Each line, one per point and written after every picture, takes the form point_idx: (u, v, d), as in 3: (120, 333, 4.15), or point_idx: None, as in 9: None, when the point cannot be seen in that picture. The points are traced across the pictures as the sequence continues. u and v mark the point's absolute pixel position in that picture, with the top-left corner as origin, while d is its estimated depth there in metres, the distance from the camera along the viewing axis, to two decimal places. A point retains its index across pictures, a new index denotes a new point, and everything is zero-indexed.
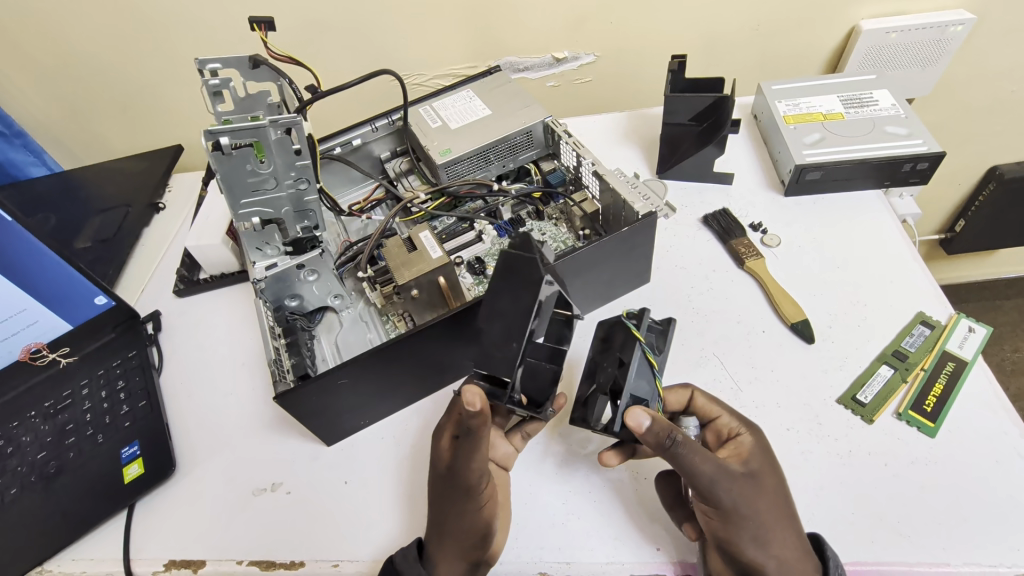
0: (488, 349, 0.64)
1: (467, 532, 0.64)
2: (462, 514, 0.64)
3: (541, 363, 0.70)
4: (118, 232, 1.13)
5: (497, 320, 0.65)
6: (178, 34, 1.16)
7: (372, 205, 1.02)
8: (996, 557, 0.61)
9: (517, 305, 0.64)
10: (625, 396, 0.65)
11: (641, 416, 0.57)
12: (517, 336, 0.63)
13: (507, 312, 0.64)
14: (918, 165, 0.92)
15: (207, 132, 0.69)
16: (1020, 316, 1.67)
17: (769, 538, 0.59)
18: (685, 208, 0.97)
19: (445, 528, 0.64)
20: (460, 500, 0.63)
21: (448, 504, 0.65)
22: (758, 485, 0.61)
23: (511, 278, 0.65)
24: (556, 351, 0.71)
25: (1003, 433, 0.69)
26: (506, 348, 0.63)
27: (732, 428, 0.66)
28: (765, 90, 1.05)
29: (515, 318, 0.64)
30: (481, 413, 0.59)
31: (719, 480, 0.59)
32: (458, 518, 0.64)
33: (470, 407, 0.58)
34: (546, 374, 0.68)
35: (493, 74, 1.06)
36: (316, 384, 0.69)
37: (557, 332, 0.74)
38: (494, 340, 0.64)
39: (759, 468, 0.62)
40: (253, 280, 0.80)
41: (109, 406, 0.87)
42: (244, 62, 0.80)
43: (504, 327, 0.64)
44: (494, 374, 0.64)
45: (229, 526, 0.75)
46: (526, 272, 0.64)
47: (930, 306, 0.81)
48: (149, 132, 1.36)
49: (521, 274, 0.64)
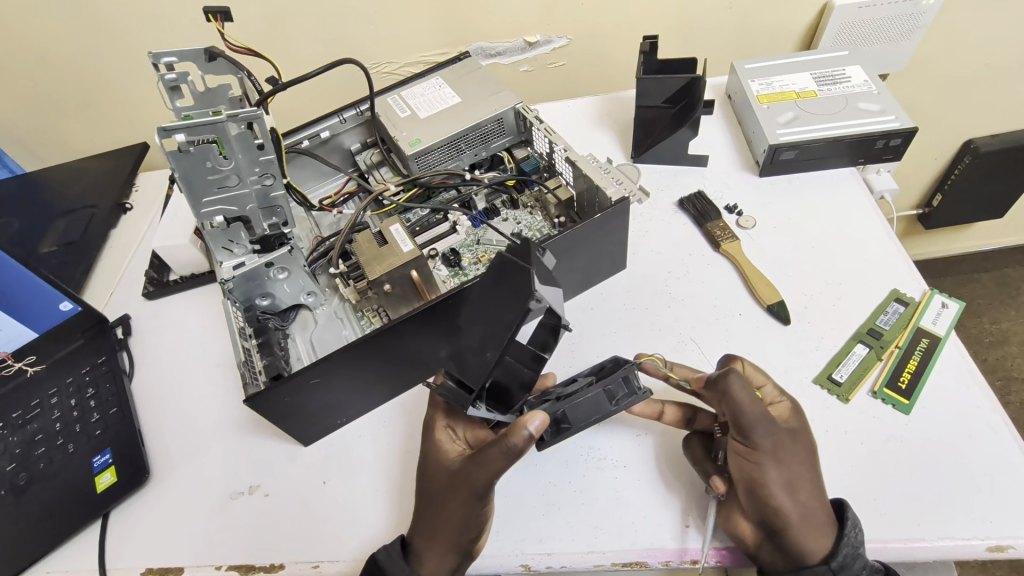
0: (465, 355, 0.66)
1: (466, 528, 0.64)
2: (470, 511, 0.63)
3: (521, 366, 0.69)
4: (84, 235, 1.10)
5: (480, 324, 0.65)
6: (134, 27, 1.12)
7: (344, 199, 1.00)
8: (968, 531, 0.61)
9: (500, 315, 0.63)
10: (560, 408, 0.68)
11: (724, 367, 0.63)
12: (494, 347, 0.63)
13: (490, 320, 0.64)
14: (891, 141, 0.92)
15: (162, 129, 0.66)
16: (997, 288, 1.69)
17: (794, 488, 0.61)
18: (660, 192, 0.97)
19: (444, 523, 0.64)
20: (468, 499, 0.63)
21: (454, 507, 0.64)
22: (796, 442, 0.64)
23: (502, 285, 0.63)
24: (535, 358, 0.68)
25: (976, 407, 0.70)
26: (481, 357, 0.64)
27: (774, 398, 0.68)
28: (738, 70, 1.03)
29: (496, 328, 0.63)
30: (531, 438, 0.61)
31: (762, 421, 0.62)
32: (462, 515, 0.63)
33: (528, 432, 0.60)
34: (521, 378, 0.69)
35: (462, 61, 1.04)
36: (288, 385, 0.68)
37: (542, 337, 0.69)
38: (473, 347, 0.65)
39: (800, 428, 0.65)
40: (220, 280, 0.77)
41: (79, 414, 0.85)
42: (200, 55, 0.77)
43: (484, 336, 0.64)
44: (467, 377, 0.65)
45: (208, 532, 0.74)
46: (517, 283, 0.62)
47: (905, 283, 0.81)
48: (112, 130, 1.31)
49: (513, 282, 0.62)
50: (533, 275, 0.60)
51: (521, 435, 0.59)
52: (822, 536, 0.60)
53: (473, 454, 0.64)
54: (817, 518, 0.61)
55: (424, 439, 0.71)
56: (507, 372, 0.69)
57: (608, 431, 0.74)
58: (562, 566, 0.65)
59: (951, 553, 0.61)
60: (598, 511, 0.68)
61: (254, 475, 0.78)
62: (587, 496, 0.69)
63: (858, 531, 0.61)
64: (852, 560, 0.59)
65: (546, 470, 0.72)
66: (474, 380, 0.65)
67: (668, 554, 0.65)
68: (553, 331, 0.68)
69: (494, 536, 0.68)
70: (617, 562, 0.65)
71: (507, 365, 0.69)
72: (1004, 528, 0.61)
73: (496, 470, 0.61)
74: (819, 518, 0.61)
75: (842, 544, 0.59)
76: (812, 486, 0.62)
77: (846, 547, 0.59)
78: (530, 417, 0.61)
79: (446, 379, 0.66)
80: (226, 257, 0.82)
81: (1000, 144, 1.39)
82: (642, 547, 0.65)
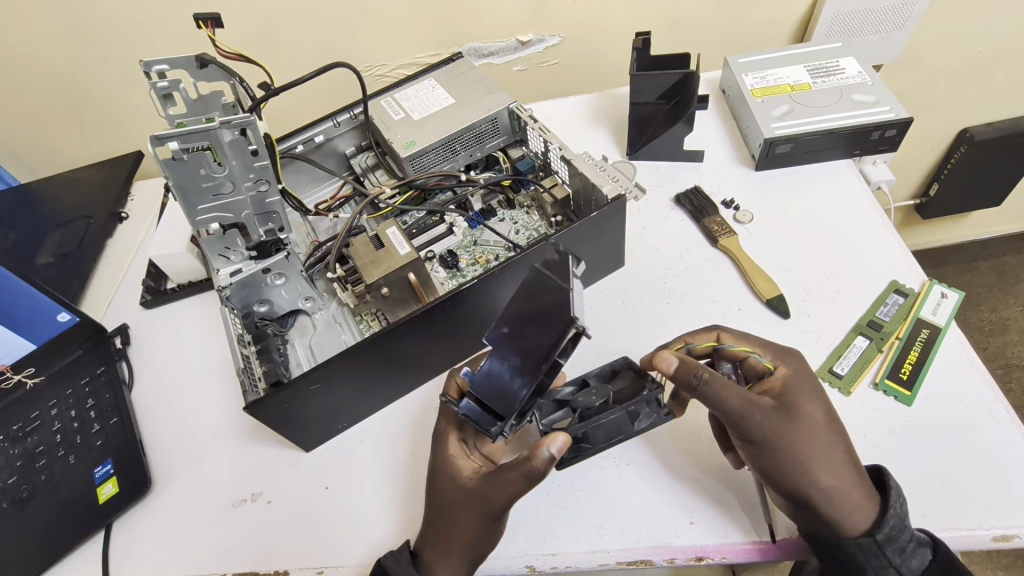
0: (492, 379, 0.62)
1: (477, 546, 0.64)
2: (482, 532, 0.63)
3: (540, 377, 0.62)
4: (80, 245, 1.09)
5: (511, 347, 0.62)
6: (125, 36, 1.12)
7: (339, 203, 0.99)
8: (973, 521, 0.61)
9: (535, 336, 0.60)
10: (584, 429, 0.68)
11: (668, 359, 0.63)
12: (526, 372, 0.61)
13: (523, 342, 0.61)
14: (887, 132, 0.91)
15: (156, 137, 0.66)
16: (996, 276, 1.69)
17: (820, 467, 0.60)
18: (656, 188, 0.96)
19: (455, 538, 0.64)
20: (484, 517, 0.63)
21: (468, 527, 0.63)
22: (797, 416, 0.62)
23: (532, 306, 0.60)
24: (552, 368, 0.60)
25: (977, 397, 0.70)
26: (513, 382, 0.61)
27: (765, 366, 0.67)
28: (731, 64, 1.03)
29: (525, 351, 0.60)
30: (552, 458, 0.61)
31: (748, 413, 0.60)
32: (475, 532, 0.63)
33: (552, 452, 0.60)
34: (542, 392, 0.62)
35: (455, 61, 1.04)
36: (288, 391, 0.68)
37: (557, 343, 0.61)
38: (501, 371, 0.62)
39: (798, 402, 0.63)
40: (218, 288, 0.77)
41: (80, 426, 0.84)
42: (191, 62, 0.77)
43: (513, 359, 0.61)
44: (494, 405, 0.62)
45: (211, 539, 0.74)
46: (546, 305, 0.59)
47: (903, 274, 0.81)
48: (105, 139, 1.31)
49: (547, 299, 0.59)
50: (573, 295, 0.57)
51: (543, 458, 0.60)
52: (865, 507, 0.60)
53: (491, 472, 0.64)
54: (847, 490, 0.60)
55: (435, 451, 0.69)
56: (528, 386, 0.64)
57: None
58: (567, 567, 0.65)
59: (957, 543, 0.61)
60: (601, 510, 0.68)
61: (257, 481, 0.78)
62: (591, 498, 0.69)
63: (901, 496, 0.60)
64: (900, 530, 0.58)
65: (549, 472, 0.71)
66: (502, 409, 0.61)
67: (673, 552, 0.64)
68: (573, 336, 0.59)
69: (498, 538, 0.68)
70: (622, 561, 0.65)
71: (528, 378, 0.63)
72: (1009, 517, 0.61)
73: (515, 491, 0.61)
74: (852, 489, 0.60)
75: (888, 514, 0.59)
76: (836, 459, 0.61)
77: (892, 517, 0.59)
78: (552, 438, 0.60)
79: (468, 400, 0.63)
80: (223, 264, 0.81)
81: (995, 132, 1.38)
82: (647, 545, 0.65)
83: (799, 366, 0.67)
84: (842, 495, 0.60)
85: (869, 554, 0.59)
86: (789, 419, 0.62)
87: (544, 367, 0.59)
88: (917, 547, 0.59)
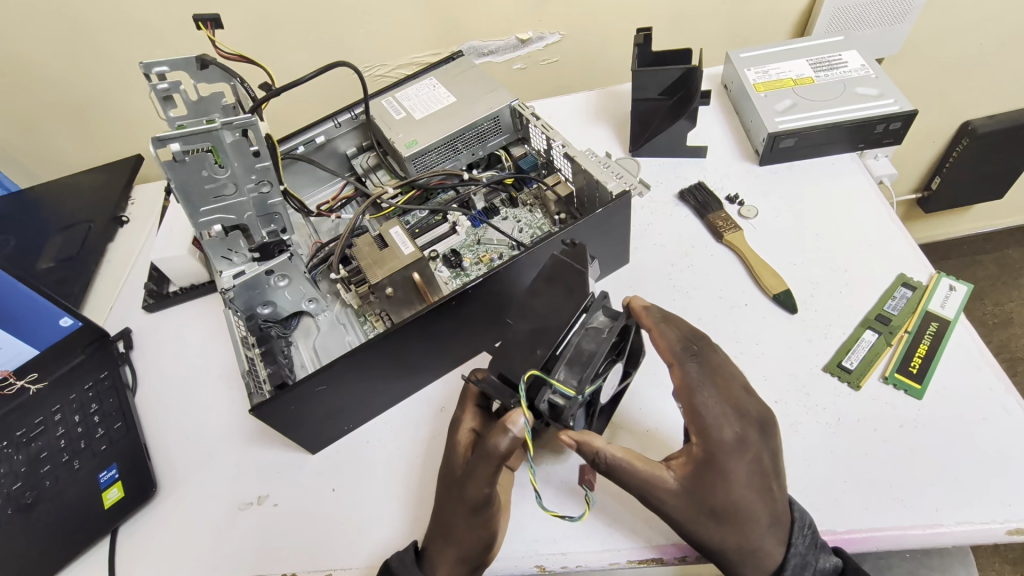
0: (511, 350, 0.64)
1: (473, 542, 0.63)
2: (470, 519, 0.62)
3: None
4: (81, 249, 1.09)
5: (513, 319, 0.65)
6: (122, 40, 1.11)
7: (341, 204, 0.99)
8: (987, 514, 0.61)
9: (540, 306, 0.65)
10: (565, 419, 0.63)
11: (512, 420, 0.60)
12: (545, 342, 0.62)
13: (542, 318, 0.64)
14: (891, 125, 0.91)
15: (157, 139, 0.66)
16: (999, 269, 1.68)
17: (727, 530, 0.59)
18: (660, 184, 0.96)
19: (451, 532, 0.63)
20: (472, 509, 0.62)
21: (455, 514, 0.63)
22: (708, 482, 0.59)
23: (553, 285, 0.66)
24: None
25: (989, 390, 0.69)
26: (531, 354, 0.63)
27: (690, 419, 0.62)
28: (733, 58, 1.03)
29: (546, 324, 0.64)
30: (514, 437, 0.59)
31: (650, 492, 0.60)
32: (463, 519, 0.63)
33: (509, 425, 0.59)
34: None
35: (455, 60, 1.03)
36: (293, 393, 0.67)
37: None
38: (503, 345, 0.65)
39: (713, 470, 0.59)
40: (221, 290, 0.77)
41: (84, 431, 0.84)
42: (192, 63, 0.76)
43: (533, 334, 0.64)
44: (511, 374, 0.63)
45: (218, 543, 0.73)
46: (570, 283, 0.65)
47: (911, 268, 0.80)
48: (104, 144, 1.30)
49: (566, 280, 0.65)
50: (586, 272, 0.65)
51: (504, 437, 0.59)
52: (770, 555, 0.59)
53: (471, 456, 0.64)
54: (755, 546, 0.59)
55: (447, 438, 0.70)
56: None
57: (617, 427, 0.74)
58: (578, 566, 0.65)
59: (970, 536, 0.61)
60: (613, 506, 0.67)
61: (263, 484, 0.77)
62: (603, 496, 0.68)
63: (808, 523, 0.61)
64: (801, 570, 0.59)
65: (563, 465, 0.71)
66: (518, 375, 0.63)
67: (683, 549, 0.64)
68: None
69: (508, 534, 0.67)
70: (632, 560, 0.64)
71: None
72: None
73: (488, 473, 0.61)
74: (758, 544, 0.59)
75: (790, 554, 0.59)
76: (752, 530, 0.59)
77: (793, 557, 0.59)
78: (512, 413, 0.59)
79: (489, 374, 0.65)
80: (226, 267, 0.81)
81: (997, 124, 1.38)
82: (657, 544, 0.64)
83: (726, 423, 0.60)
84: (747, 551, 0.59)
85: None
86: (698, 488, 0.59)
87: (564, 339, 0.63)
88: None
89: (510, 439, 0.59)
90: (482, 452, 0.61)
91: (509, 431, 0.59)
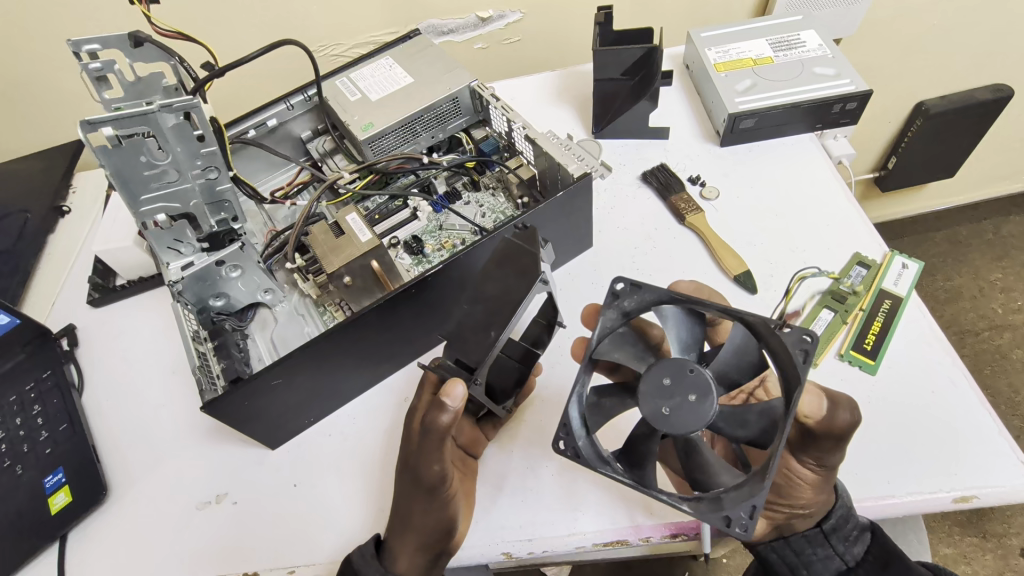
0: (467, 332, 0.64)
1: (433, 526, 0.62)
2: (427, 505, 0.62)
3: (511, 361, 0.71)
4: (18, 242, 1.03)
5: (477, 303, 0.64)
6: (53, 16, 1.04)
7: (297, 189, 0.95)
8: (935, 485, 0.63)
9: (502, 292, 0.64)
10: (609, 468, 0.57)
11: (453, 393, 0.61)
12: (498, 324, 0.62)
13: (496, 299, 0.64)
14: (847, 105, 0.92)
15: (87, 123, 0.61)
16: (950, 245, 1.74)
17: (815, 480, 0.61)
18: (622, 166, 0.95)
19: (411, 519, 0.63)
20: (426, 490, 0.62)
21: (411, 500, 0.63)
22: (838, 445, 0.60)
23: (504, 266, 0.66)
24: (526, 352, 0.71)
25: (939, 363, 0.71)
26: (486, 336, 0.63)
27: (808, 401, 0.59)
28: (694, 38, 1.02)
29: (500, 306, 0.63)
30: (455, 410, 0.61)
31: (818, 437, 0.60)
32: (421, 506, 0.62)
33: (449, 399, 0.61)
34: (513, 372, 0.70)
35: (413, 38, 1.00)
36: (247, 388, 0.65)
37: (535, 335, 0.74)
38: (465, 335, 0.63)
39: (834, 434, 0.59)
40: (168, 282, 0.73)
41: (26, 433, 0.78)
42: (125, 40, 0.72)
43: (487, 314, 0.64)
44: (466, 358, 0.64)
45: (175, 545, 0.71)
46: (522, 264, 0.64)
47: (867, 246, 0.82)
48: (39, 129, 1.22)
49: (518, 262, 0.65)
50: (540, 254, 0.64)
51: (444, 413, 0.61)
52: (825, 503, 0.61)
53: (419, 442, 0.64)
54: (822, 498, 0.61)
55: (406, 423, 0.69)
56: (500, 373, 0.70)
57: None
58: (544, 551, 0.65)
59: (920, 506, 0.63)
60: (575, 490, 0.67)
61: (220, 482, 0.75)
62: (566, 482, 0.68)
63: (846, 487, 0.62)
64: (846, 520, 0.61)
65: (522, 454, 0.71)
66: (474, 359, 0.63)
67: (645, 531, 0.65)
68: (548, 328, 0.73)
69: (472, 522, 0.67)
70: (596, 543, 0.65)
71: (497, 362, 0.71)
72: (967, 478, 0.63)
73: (438, 455, 0.61)
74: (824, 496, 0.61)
75: (837, 505, 0.60)
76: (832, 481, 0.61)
77: (839, 511, 0.60)
78: (452, 388, 0.61)
79: (446, 359, 0.65)
80: (173, 258, 0.77)
81: (949, 105, 1.41)
82: (621, 525, 0.65)
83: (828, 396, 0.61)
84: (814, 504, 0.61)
85: (816, 545, 0.61)
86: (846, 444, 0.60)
87: (517, 319, 0.62)
88: (860, 535, 0.61)
89: (449, 414, 0.61)
90: (424, 429, 0.62)
91: (447, 406, 0.61)
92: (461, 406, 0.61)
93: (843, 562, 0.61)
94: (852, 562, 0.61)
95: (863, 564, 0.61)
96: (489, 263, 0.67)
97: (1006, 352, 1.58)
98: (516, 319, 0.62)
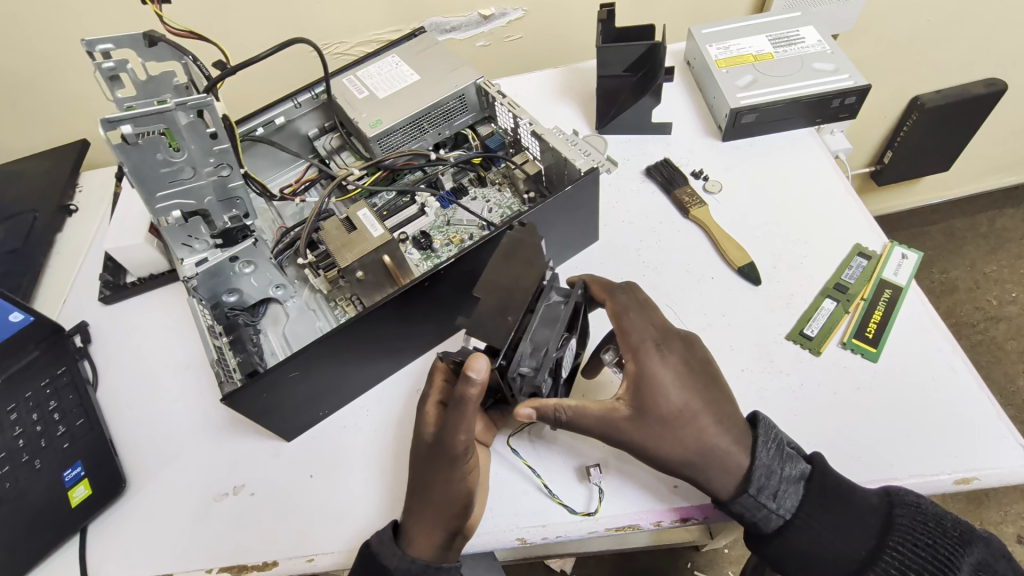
0: (484, 320, 0.63)
1: (452, 502, 0.63)
2: (449, 482, 0.63)
3: None
4: (27, 241, 1.03)
5: (496, 293, 0.64)
6: (63, 17, 1.05)
7: (305, 186, 0.96)
8: (936, 467, 0.65)
9: (515, 283, 0.65)
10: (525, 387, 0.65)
11: (478, 367, 0.59)
12: (517, 308, 0.63)
13: (509, 290, 0.64)
14: (846, 100, 0.94)
15: (107, 121, 0.62)
16: (945, 239, 1.77)
17: (677, 461, 0.63)
18: (627, 161, 0.97)
19: (429, 499, 0.64)
20: (444, 468, 0.63)
21: (434, 480, 0.64)
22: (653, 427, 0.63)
23: (512, 259, 0.67)
24: None
25: (938, 351, 0.73)
26: (503, 321, 0.63)
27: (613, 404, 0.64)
28: (695, 35, 1.04)
29: (512, 292, 0.64)
30: (481, 383, 0.59)
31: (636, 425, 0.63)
32: (443, 483, 0.63)
33: (474, 373, 0.59)
34: None
35: (418, 36, 1.01)
36: (265, 380, 0.66)
37: None
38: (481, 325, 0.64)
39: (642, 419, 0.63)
40: (184, 278, 0.75)
41: (43, 429, 0.77)
42: (139, 40, 0.73)
43: (502, 301, 0.64)
44: (491, 345, 0.62)
45: (194, 535, 0.72)
46: (528, 253, 0.67)
47: (867, 238, 0.84)
48: (45, 129, 1.23)
49: (523, 253, 0.67)
50: (541, 244, 0.68)
51: (471, 387, 0.59)
52: (729, 472, 0.61)
53: (444, 421, 0.64)
54: (707, 470, 0.61)
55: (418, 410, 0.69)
56: None
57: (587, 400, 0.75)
58: (558, 536, 0.66)
59: (923, 488, 0.65)
60: (631, 471, 0.69)
61: (237, 474, 0.76)
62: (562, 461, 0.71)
63: (772, 440, 0.63)
64: (768, 477, 0.61)
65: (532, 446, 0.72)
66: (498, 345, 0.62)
67: (657, 515, 0.67)
68: None
69: (565, 503, 0.68)
70: (608, 528, 0.66)
71: None
72: (967, 461, 0.65)
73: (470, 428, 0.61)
74: (722, 461, 0.61)
75: (756, 463, 0.61)
76: (701, 440, 0.62)
77: (760, 468, 0.61)
78: (477, 361, 0.59)
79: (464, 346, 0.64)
80: (187, 254, 0.79)
81: (944, 99, 1.43)
82: (633, 511, 0.67)
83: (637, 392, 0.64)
84: (715, 467, 0.61)
85: (749, 508, 0.61)
86: (666, 427, 0.63)
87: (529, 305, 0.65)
88: (792, 487, 0.61)
89: (476, 387, 0.59)
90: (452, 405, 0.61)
91: (472, 379, 0.59)
92: (484, 380, 0.59)
93: (780, 518, 0.61)
94: (787, 515, 0.61)
95: (799, 514, 0.61)
96: (495, 254, 0.67)
97: (1000, 344, 1.61)
98: (529, 302, 0.64)
